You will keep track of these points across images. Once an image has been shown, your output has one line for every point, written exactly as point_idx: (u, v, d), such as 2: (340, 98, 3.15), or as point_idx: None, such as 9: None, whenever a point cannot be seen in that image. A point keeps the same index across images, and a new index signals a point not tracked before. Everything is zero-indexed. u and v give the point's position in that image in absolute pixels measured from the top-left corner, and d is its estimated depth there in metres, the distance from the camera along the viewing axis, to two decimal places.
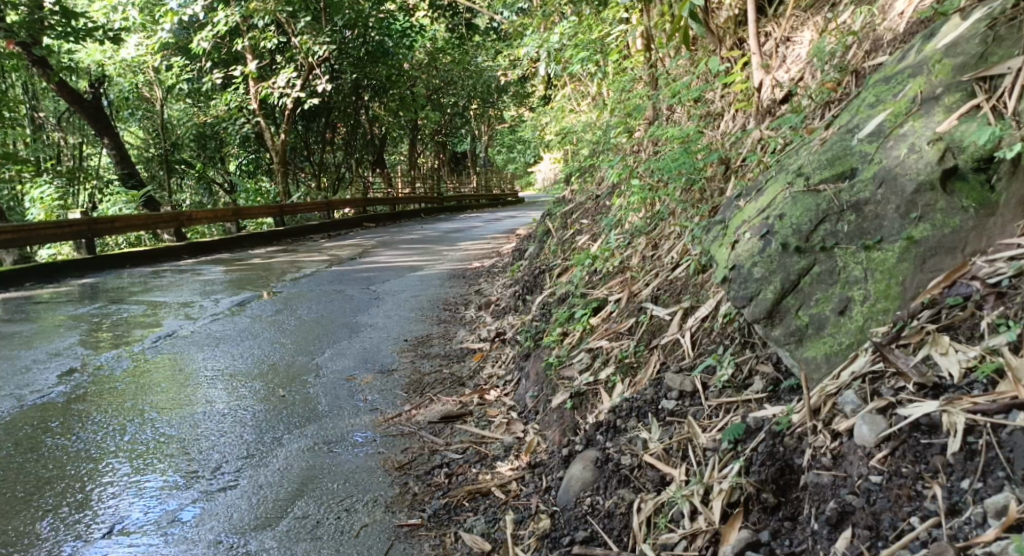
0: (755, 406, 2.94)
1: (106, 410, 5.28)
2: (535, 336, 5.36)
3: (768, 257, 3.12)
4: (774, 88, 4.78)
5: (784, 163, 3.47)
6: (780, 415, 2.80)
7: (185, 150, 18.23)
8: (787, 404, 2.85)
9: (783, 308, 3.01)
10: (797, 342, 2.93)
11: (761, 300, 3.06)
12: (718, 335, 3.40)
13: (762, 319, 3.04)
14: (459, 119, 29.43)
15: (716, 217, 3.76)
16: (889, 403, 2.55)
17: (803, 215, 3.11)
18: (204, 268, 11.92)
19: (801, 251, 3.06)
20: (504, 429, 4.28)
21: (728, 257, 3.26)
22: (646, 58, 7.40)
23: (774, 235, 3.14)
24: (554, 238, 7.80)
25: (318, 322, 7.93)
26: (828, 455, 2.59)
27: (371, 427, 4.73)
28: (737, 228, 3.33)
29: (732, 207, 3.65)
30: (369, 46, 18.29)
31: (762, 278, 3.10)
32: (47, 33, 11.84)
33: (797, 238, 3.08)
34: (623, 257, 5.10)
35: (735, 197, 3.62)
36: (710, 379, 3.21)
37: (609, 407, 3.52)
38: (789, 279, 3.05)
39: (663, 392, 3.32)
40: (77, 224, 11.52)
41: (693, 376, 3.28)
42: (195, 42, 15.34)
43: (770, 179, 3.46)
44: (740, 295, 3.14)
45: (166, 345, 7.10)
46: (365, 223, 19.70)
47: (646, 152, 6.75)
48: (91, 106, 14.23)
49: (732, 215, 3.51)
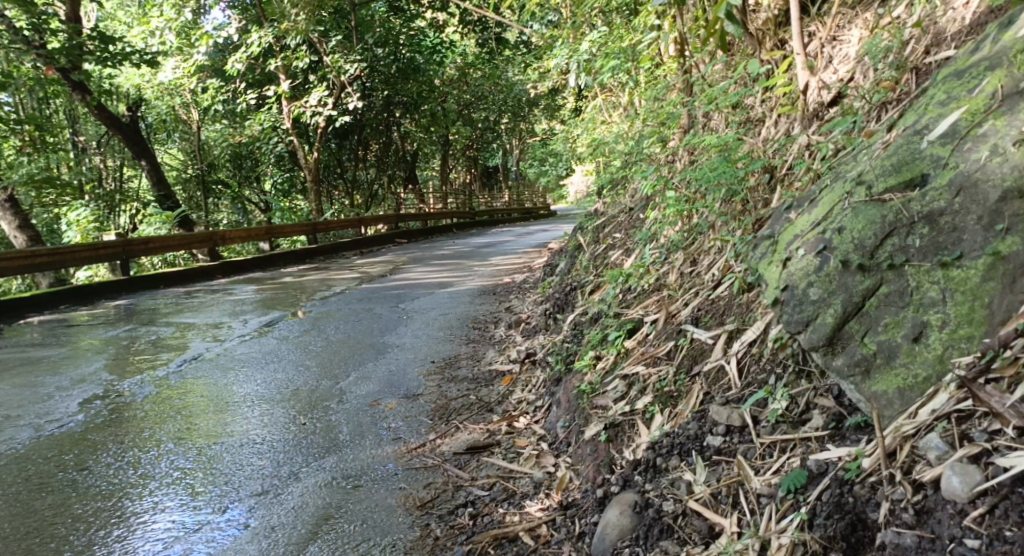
0: (816, 446, 2.61)
1: (122, 440, 5.08)
2: (567, 359, 5.05)
3: (826, 276, 2.79)
4: (821, 91, 4.45)
5: (840, 170, 3.13)
6: (848, 459, 2.48)
7: (221, 170, 18.19)
8: (855, 445, 2.53)
9: (845, 334, 2.69)
10: (863, 374, 2.61)
11: (820, 325, 2.74)
12: (768, 362, 3.05)
13: (821, 347, 2.72)
14: (490, 133, 29.25)
15: (763, 230, 3.40)
16: (983, 450, 2.25)
17: (867, 228, 2.77)
18: (236, 288, 11.77)
19: (864, 269, 2.72)
20: (534, 463, 3.97)
21: (780, 277, 2.93)
22: (680, 65, 7.08)
23: (832, 251, 2.81)
24: (587, 253, 7.49)
25: (345, 342, 7.68)
26: (910, 510, 2.28)
27: (393, 459, 4.47)
28: (789, 243, 3.00)
29: (782, 219, 3.31)
30: (400, 63, 17.97)
31: (819, 301, 2.77)
32: (85, 58, 11.80)
33: (860, 254, 2.74)
34: (659, 274, 4.79)
35: (785, 206, 3.28)
36: (760, 412, 2.88)
37: (647, 443, 3.19)
38: (852, 301, 2.72)
39: (708, 426, 2.99)
40: (112, 246, 11.44)
41: (742, 408, 2.93)
42: (230, 63, 15.16)
43: (824, 188, 3.12)
44: (795, 320, 2.82)
45: (190, 369, 6.91)
46: (397, 239, 19.52)
47: (682, 162, 6.43)
48: (128, 130, 14.21)
49: (782, 229, 3.17)
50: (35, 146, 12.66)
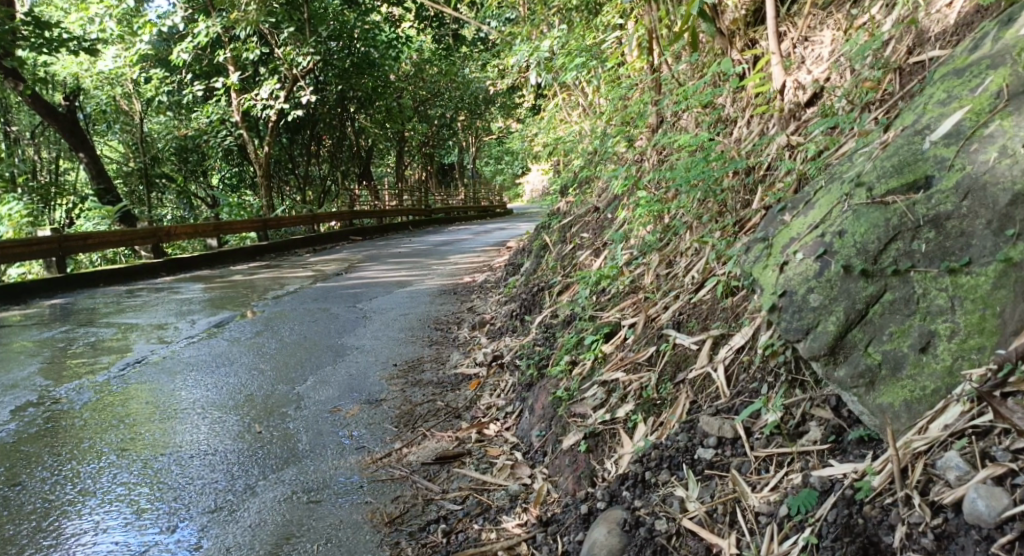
0: (817, 463, 2.52)
1: (59, 452, 4.81)
2: (539, 364, 4.90)
3: (827, 281, 2.73)
4: (797, 90, 4.32)
5: (835, 172, 3.06)
6: (856, 477, 2.40)
7: (165, 163, 17.62)
8: (860, 461, 2.45)
9: (849, 343, 2.62)
10: (868, 385, 2.54)
11: (821, 333, 2.68)
12: (759, 371, 2.95)
13: (823, 356, 2.65)
14: (446, 130, 28.95)
15: (754, 233, 3.29)
16: (1009, 471, 2.16)
17: (869, 232, 2.71)
18: (183, 286, 11.39)
19: (868, 275, 2.66)
20: (508, 474, 3.82)
21: (776, 283, 2.87)
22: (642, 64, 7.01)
23: (833, 256, 2.75)
24: (552, 253, 7.34)
25: (302, 344, 7.44)
26: (929, 534, 2.19)
27: (358, 471, 4.29)
28: (785, 248, 2.94)
29: (773, 221, 3.22)
30: (354, 57, 17.79)
31: (820, 308, 2.71)
32: (19, 44, 11.37)
33: (863, 259, 2.68)
34: (634, 275, 4.67)
35: (777, 207, 3.18)
36: (754, 424, 2.79)
37: (632, 455, 3.06)
38: (854, 308, 2.66)
39: (698, 439, 2.88)
40: (47, 242, 10.98)
41: (736, 420, 2.83)
42: (175, 53, 14.73)
43: (819, 189, 3.06)
44: (795, 328, 2.74)
45: (134, 374, 6.59)
46: (351, 237, 19.18)
47: (651, 162, 6.30)
48: (66, 120, 13.73)
49: (776, 232, 3.08)
50: None
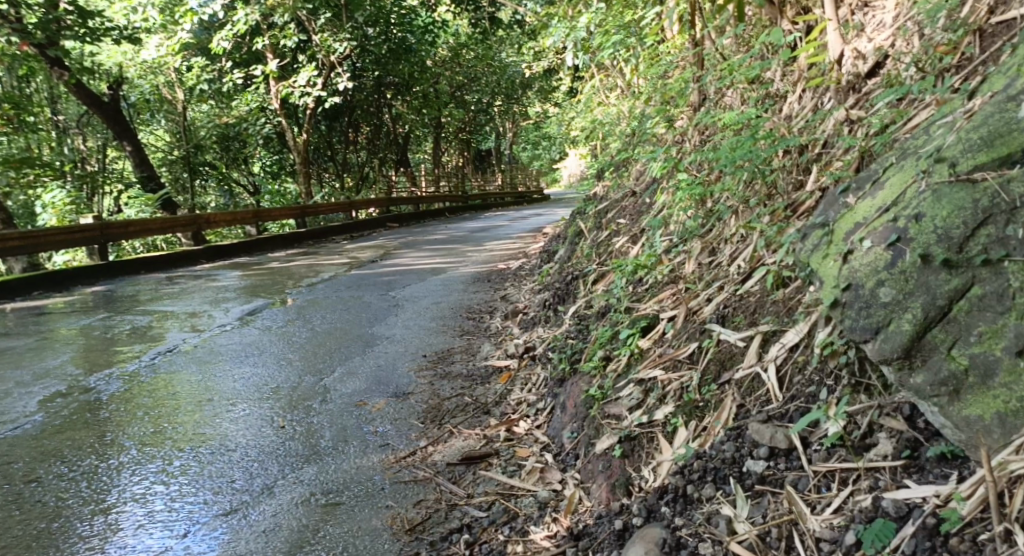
0: (889, 485, 2.24)
1: (80, 446, 4.65)
2: (572, 358, 4.60)
3: (901, 273, 2.40)
4: (857, 60, 3.96)
5: (908, 147, 2.71)
6: (939, 503, 2.11)
7: (208, 151, 17.47)
8: (943, 483, 2.16)
9: (927, 344, 2.30)
10: (951, 395, 2.22)
11: (894, 334, 2.35)
12: (816, 373, 2.64)
13: (896, 360, 2.33)
14: (484, 116, 28.60)
15: (812, 216, 2.95)
16: None
17: (953, 215, 2.36)
18: (220, 273, 11.27)
19: (951, 266, 2.32)
20: (537, 478, 3.55)
21: (839, 275, 2.55)
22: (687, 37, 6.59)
23: (909, 243, 2.42)
24: (588, 239, 7.03)
25: (331, 333, 7.22)
26: None
27: (380, 471, 4.04)
28: (850, 233, 2.61)
29: (835, 203, 2.88)
30: (391, 43, 17.42)
31: (893, 304, 2.37)
32: (63, 34, 11.27)
33: (945, 247, 2.34)
34: (675, 264, 4.35)
35: (840, 188, 2.84)
36: (813, 436, 2.50)
37: (673, 466, 2.77)
38: (936, 303, 2.32)
39: (747, 449, 2.59)
40: (89, 230, 10.88)
41: (791, 430, 2.54)
42: (215, 41, 14.59)
43: (890, 167, 2.72)
44: (862, 326, 2.42)
45: (164, 363, 6.43)
46: (388, 223, 19.01)
47: (693, 143, 5.94)
48: (110, 109, 13.72)
49: (839, 215, 2.75)
50: (13, 125, 12.18)
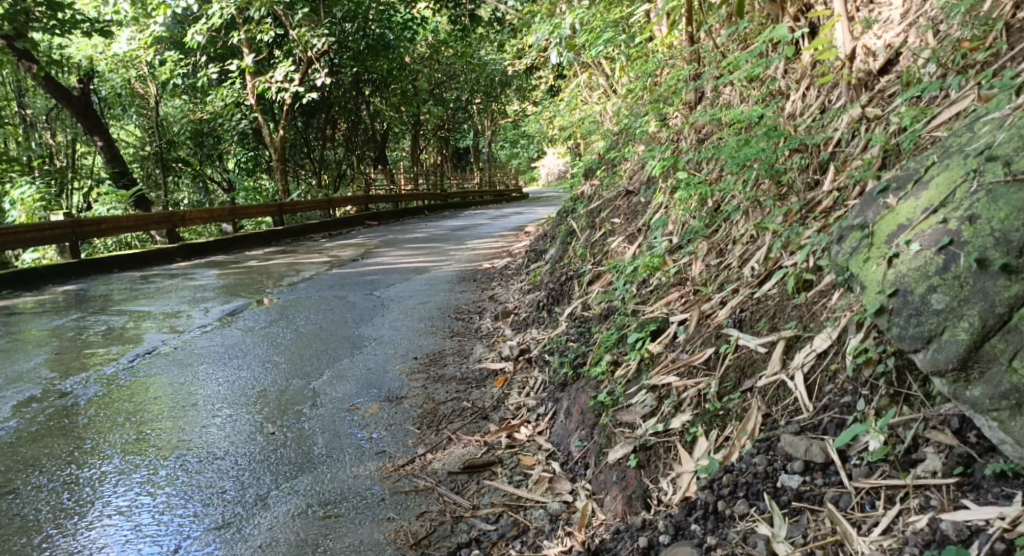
0: (946, 505, 2.24)
1: (59, 454, 4.45)
2: (574, 361, 4.45)
3: (955, 278, 2.33)
4: (867, 58, 3.84)
5: (950, 145, 2.64)
6: (1006, 527, 2.10)
7: (182, 147, 17.14)
8: (1005, 504, 2.16)
9: (986, 354, 2.23)
10: (1013, 408, 2.17)
11: (950, 343, 2.29)
12: (853, 384, 2.61)
13: (951, 372, 2.28)
14: (462, 114, 28.31)
15: (845, 216, 2.87)
16: None
17: (1010, 217, 2.30)
18: (197, 272, 11.02)
19: (1010, 271, 2.25)
20: (546, 489, 3.43)
21: (883, 280, 2.49)
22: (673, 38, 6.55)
23: (963, 247, 2.35)
24: (580, 239, 6.84)
25: (317, 335, 7.04)
26: None
27: (378, 480, 3.89)
28: (894, 237, 2.54)
29: (871, 203, 2.79)
30: (369, 39, 17.17)
31: (947, 311, 2.31)
32: (33, 26, 10.96)
33: (1003, 251, 2.28)
34: (680, 265, 4.21)
35: (878, 187, 2.74)
36: (853, 450, 2.50)
37: (702, 483, 2.69)
38: (994, 311, 2.25)
39: (781, 463, 2.58)
40: (60, 227, 10.57)
41: (828, 444, 2.53)
42: (189, 36, 14.32)
43: (932, 165, 2.65)
44: (912, 335, 2.37)
45: (143, 366, 6.21)
46: (366, 221, 18.75)
47: (689, 141, 5.76)
48: (80, 104, 13.41)
49: (878, 217, 2.67)
50: None
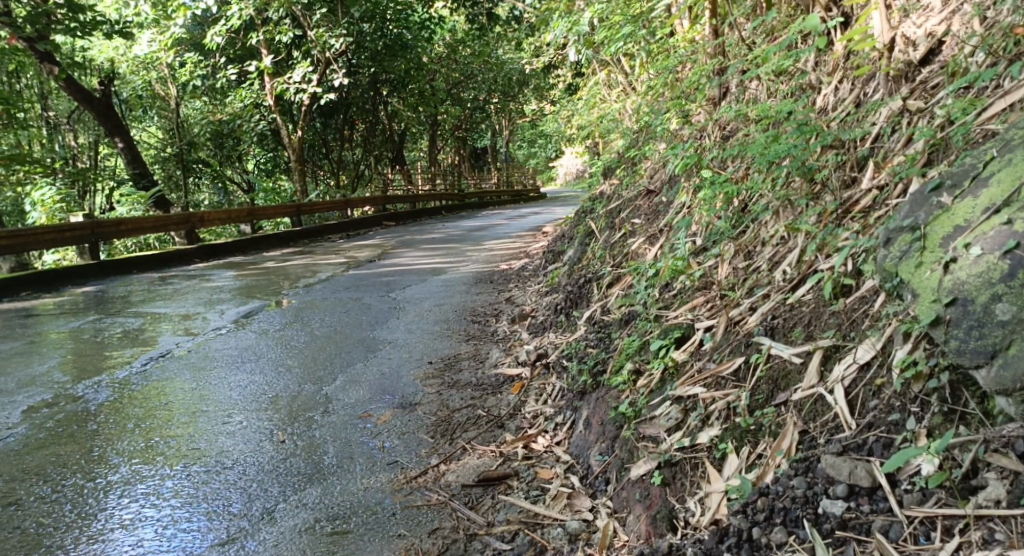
0: (1013, 539, 2.06)
1: (65, 463, 4.30)
2: (593, 369, 4.25)
3: (1020, 288, 2.21)
4: (906, 47, 3.63)
5: (1012, 140, 2.50)
6: None
7: (202, 149, 17.10)
8: None
9: None
10: None
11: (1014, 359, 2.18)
12: (902, 401, 2.44)
13: (1017, 391, 2.17)
14: (480, 114, 28.12)
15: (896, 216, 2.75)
16: None
17: None
18: (215, 274, 10.90)
19: None
20: (564, 505, 3.24)
21: (939, 288, 2.39)
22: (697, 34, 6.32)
23: None
24: (599, 240, 6.63)
25: (331, 338, 6.88)
26: None
27: (389, 493, 3.71)
28: (951, 243, 2.42)
29: (923, 201, 2.68)
30: (387, 39, 17.08)
31: (1013, 323, 2.19)
32: (54, 29, 10.79)
33: None
34: (705, 267, 4.00)
35: (930, 186, 2.63)
36: (904, 474, 2.32)
37: (736, 507, 2.52)
38: None
39: (823, 487, 2.41)
40: (80, 228, 10.50)
41: (876, 467, 2.37)
42: (209, 37, 14.24)
43: (990, 162, 2.52)
44: (973, 348, 2.26)
45: (156, 369, 6.07)
46: (384, 221, 18.60)
47: (713, 138, 5.52)
48: (101, 105, 13.31)
49: (932, 218, 2.55)
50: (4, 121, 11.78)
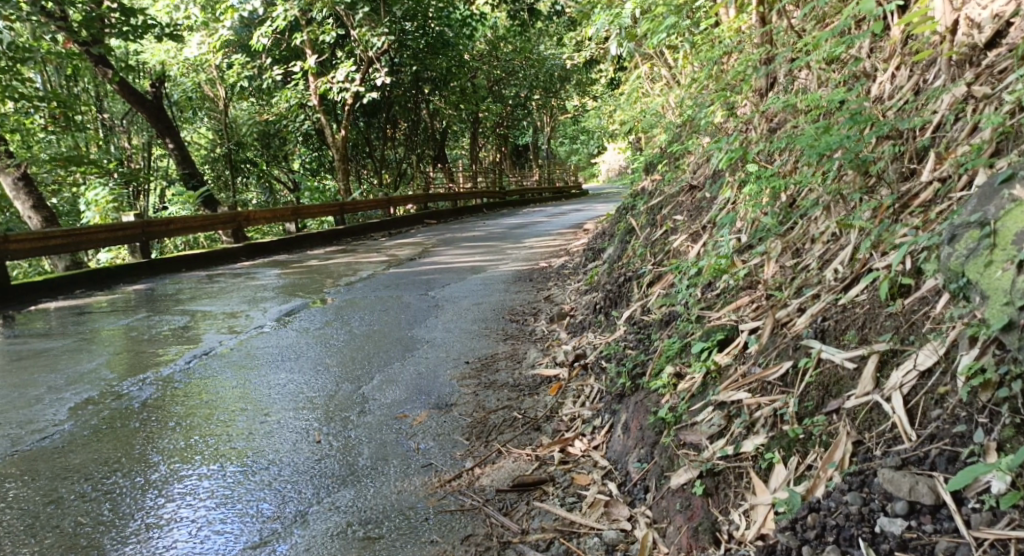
0: None
1: (106, 461, 4.27)
2: (632, 371, 4.11)
3: None
4: (970, 30, 3.42)
5: None
6: None
7: (249, 149, 17.37)
8: None
9: None
10: None
11: None
12: (967, 413, 2.29)
13: None
14: (520, 110, 27.96)
15: (963, 208, 2.59)
16: None
17: None
18: (259, 272, 10.93)
19: None
20: (601, 514, 3.11)
21: (1012, 289, 2.25)
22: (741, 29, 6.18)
23: None
24: (640, 238, 6.45)
25: (369, 337, 6.81)
26: None
27: (423, 497, 3.61)
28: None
29: (992, 194, 2.52)
30: (429, 37, 17.14)
31: None
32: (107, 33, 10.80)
33: None
34: (751, 266, 3.82)
35: (1002, 177, 2.48)
36: (971, 491, 2.18)
37: (785, 523, 2.39)
38: None
39: (882, 505, 2.27)
40: (130, 227, 10.59)
41: (940, 484, 2.22)
42: (255, 38, 14.28)
43: None
44: None
45: (198, 367, 6.06)
46: (425, 220, 18.58)
47: (760, 131, 5.31)
48: (153, 107, 13.45)
49: (1007, 214, 2.39)
50: (61, 123, 11.95)
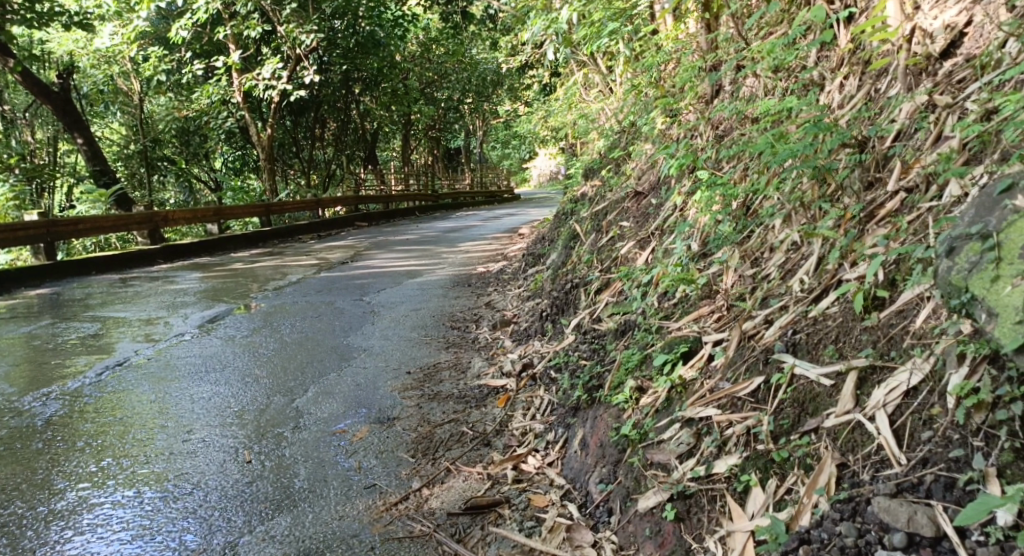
0: None
1: (4, 488, 3.90)
2: (588, 384, 3.94)
3: None
4: (923, 40, 3.37)
5: None
6: None
7: (167, 146, 16.66)
8: None
9: None
10: None
11: None
12: (964, 436, 2.22)
13: None
14: (453, 113, 27.66)
15: (954, 220, 2.52)
16: None
17: None
18: (178, 276, 10.43)
19: None
20: (563, 539, 2.95)
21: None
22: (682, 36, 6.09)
23: None
24: (584, 244, 6.29)
25: (303, 345, 6.51)
26: None
27: (367, 524, 3.38)
28: None
29: (989, 204, 2.46)
30: (359, 37, 16.24)
31: None
32: (9, 20, 10.21)
33: None
34: (709, 274, 3.70)
35: (1001, 187, 2.41)
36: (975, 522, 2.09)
37: None
38: None
39: (877, 535, 2.18)
40: (34, 228, 9.99)
41: (942, 514, 2.13)
42: (173, 31, 13.70)
43: None
44: None
45: (112, 380, 5.66)
46: (355, 223, 18.16)
47: (706, 138, 5.20)
48: (59, 99, 12.64)
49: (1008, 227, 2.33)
50: None
